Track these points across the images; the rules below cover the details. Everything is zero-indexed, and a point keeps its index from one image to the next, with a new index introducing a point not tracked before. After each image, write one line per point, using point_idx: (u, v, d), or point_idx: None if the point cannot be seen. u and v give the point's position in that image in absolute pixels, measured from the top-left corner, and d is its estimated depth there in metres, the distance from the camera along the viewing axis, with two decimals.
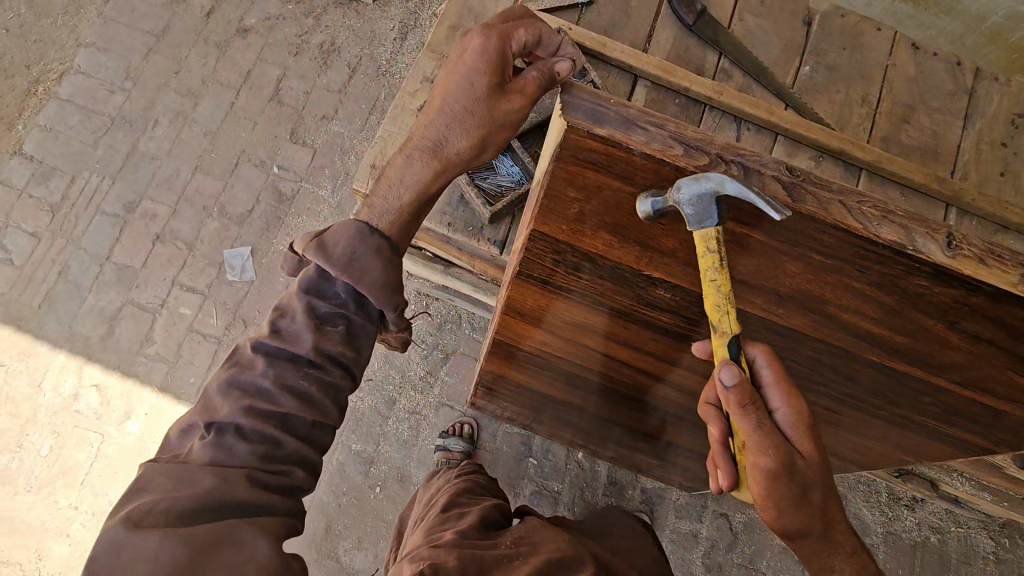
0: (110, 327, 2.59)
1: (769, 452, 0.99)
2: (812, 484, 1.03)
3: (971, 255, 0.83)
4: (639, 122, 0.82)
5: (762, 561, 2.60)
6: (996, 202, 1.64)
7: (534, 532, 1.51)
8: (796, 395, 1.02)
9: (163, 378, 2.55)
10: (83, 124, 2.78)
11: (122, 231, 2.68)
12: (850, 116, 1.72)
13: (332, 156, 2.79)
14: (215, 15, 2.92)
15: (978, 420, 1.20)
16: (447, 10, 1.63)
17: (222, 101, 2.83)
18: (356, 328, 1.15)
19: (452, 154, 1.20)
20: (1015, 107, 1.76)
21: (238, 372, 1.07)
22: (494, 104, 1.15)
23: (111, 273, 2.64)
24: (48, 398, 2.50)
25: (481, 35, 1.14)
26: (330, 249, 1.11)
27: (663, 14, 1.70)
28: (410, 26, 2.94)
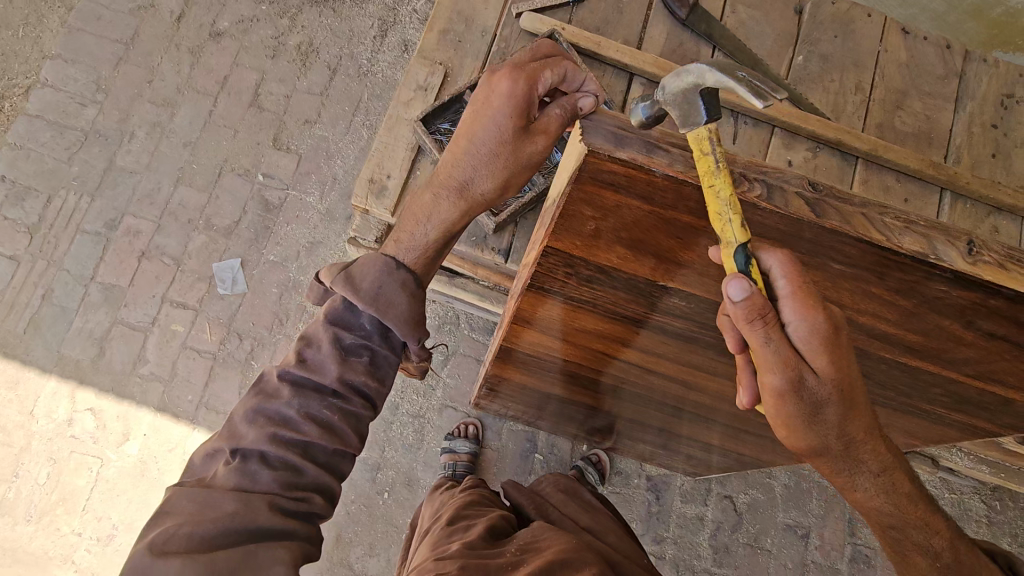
0: (100, 349, 2.52)
1: (777, 369, 0.87)
2: (824, 400, 0.91)
3: (990, 261, 0.85)
4: (661, 144, 0.82)
5: (767, 539, 2.62)
6: (989, 185, 1.66)
7: (540, 536, 1.43)
8: (817, 305, 0.83)
9: (159, 398, 2.49)
10: (56, 140, 2.69)
11: (106, 249, 2.61)
12: (844, 104, 1.72)
13: (318, 161, 2.72)
14: (185, 19, 2.82)
15: (988, 408, 1.22)
16: (437, 16, 1.62)
17: (200, 110, 2.75)
18: (380, 359, 1.13)
19: (477, 195, 1.20)
20: (1003, 88, 1.78)
21: (263, 402, 1.04)
22: (521, 147, 1.16)
23: (97, 293, 2.57)
24: (41, 425, 2.44)
25: (510, 77, 1.12)
26: (357, 282, 1.09)
27: (655, 8, 1.68)
28: (389, 23, 2.87)
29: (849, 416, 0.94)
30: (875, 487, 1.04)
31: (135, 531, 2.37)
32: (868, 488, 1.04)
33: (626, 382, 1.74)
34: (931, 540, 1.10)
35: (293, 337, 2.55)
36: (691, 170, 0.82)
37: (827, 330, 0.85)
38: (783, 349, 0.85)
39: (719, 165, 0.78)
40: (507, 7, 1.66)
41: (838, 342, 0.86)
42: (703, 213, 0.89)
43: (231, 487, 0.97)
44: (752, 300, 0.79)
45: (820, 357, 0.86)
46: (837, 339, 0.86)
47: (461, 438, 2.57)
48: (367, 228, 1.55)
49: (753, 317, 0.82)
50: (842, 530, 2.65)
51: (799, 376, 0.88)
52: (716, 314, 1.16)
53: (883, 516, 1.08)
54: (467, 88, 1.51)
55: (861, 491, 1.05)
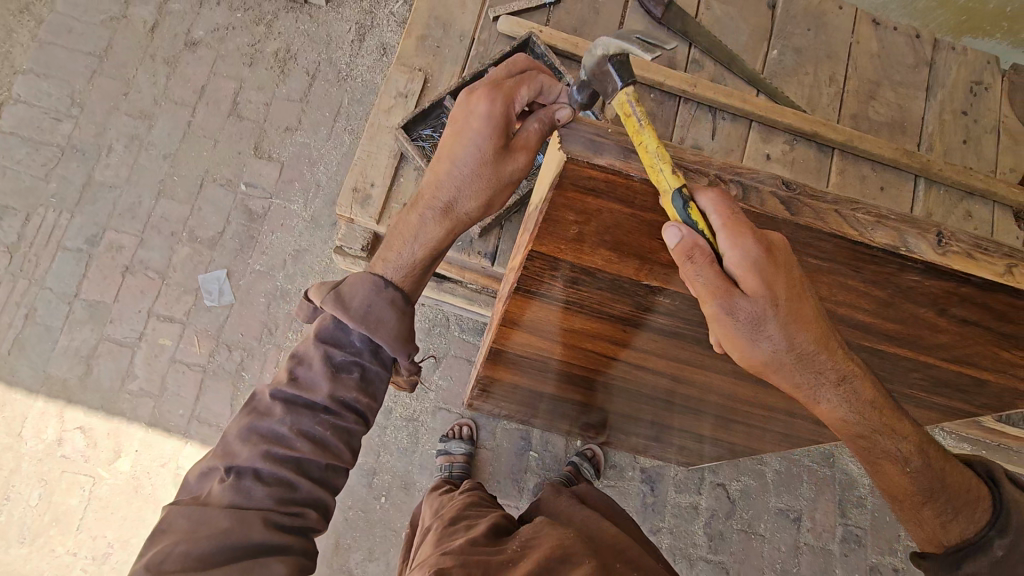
0: (87, 367, 2.50)
1: (712, 298, 0.88)
2: (766, 324, 0.89)
3: (958, 251, 0.87)
4: (638, 148, 0.83)
5: (761, 525, 2.66)
6: (961, 170, 1.70)
7: (540, 533, 1.43)
8: (742, 233, 0.82)
9: (150, 413, 2.47)
10: (32, 157, 2.65)
11: (88, 266, 2.58)
12: (819, 96, 1.75)
13: (300, 168, 2.71)
14: (159, 29, 2.79)
15: (966, 390, 1.25)
16: (414, 23, 1.62)
17: (178, 121, 2.72)
18: (372, 375, 1.13)
19: (461, 215, 1.21)
20: (971, 76, 1.82)
21: (256, 420, 1.05)
22: (502, 165, 1.17)
23: (82, 310, 2.54)
24: (30, 446, 2.41)
25: (487, 100, 1.16)
26: (347, 301, 1.11)
27: (630, 8, 1.70)
28: (367, 28, 2.86)
29: (798, 336, 0.91)
30: (838, 403, 1.00)
31: (131, 548, 2.35)
32: (832, 406, 1.00)
33: (615, 378, 1.76)
34: (898, 446, 1.05)
35: (283, 346, 2.54)
36: None
37: (759, 257, 0.83)
38: (713, 277, 0.86)
39: (642, 121, 0.84)
40: (484, 11, 1.67)
41: (773, 267, 0.84)
42: None
43: (225, 504, 0.98)
44: (681, 244, 0.84)
45: (754, 284, 0.85)
46: (776, 265, 0.84)
47: (455, 440, 2.58)
48: (353, 237, 1.55)
49: (688, 256, 0.86)
50: (833, 512, 2.70)
51: (736, 302, 0.88)
52: (700, 311, 1.18)
53: (850, 428, 1.03)
54: (447, 94, 1.52)
55: (825, 412, 1.02)
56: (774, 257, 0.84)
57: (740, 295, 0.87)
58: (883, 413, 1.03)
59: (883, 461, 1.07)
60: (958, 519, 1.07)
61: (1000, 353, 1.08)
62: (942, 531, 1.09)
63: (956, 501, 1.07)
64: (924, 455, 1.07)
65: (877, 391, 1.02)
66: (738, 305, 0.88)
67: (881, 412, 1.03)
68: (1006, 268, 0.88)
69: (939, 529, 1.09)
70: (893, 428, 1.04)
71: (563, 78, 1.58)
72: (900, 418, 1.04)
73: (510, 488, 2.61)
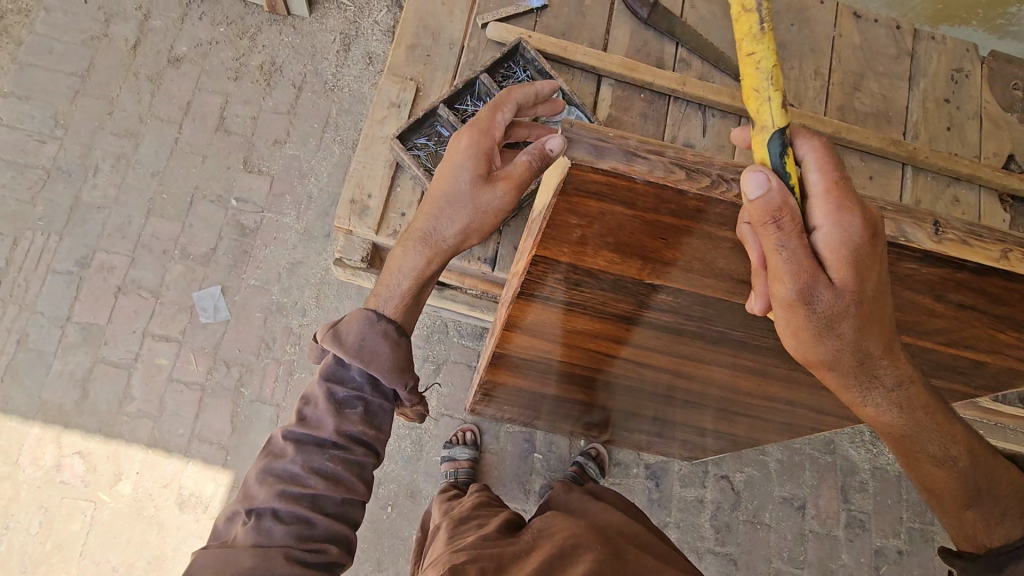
0: (83, 391, 2.46)
1: (792, 276, 0.86)
2: (840, 313, 0.90)
3: (955, 238, 0.88)
4: (639, 151, 0.83)
5: (766, 514, 2.69)
6: (946, 157, 1.74)
7: (552, 522, 1.43)
8: (847, 205, 0.82)
9: (150, 434, 2.44)
10: (16, 181, 2.61)
11: (80, 288, 2.55)
12: (806, 90, 1.78)
13: (291, 181, 2.70)
14: (142, 47, 2.76)
15: (964, 372, 1.27)
16: (403, 33, 1.63)
17: (165, 138, 2.70)
18: (374, 408, 1.14)
19: (443, 244, 1.22)
20: (952, 64, 1.86)
21: (271, 462, 1.08)
22: (480, 195, 1.19)
23: (75, 333, 2.51)
24: (28, 474, 2.38)
25: (468, 133, 1.20)
26: (342, 338, 1.12)
27: (617, 10, 1.72)
28: (352, 37, 2.85)
29: (870, 333, 0.95)
30: (890, 401, 1.05)
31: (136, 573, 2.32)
32: (880, 403, 1.05)
33: (618, 376, 1.77)
34: (943, 446, 1.10)
35: (282, 360, 2.53)
36: (670, 174, 0.83)
37: (857, 236, 0.83)
38: (799, 250, 0.84)
39: (763, 26, 0.75)
40: (472, 18, 1.68)
41: (867, 251, 0.84)
42: (684, 214, 0.91)
43: (249, 544, 0.99)
44: (770, 198, 0.79)
45: (841, 264, 0.85)
46: (869, 247, 0.84)
47: (460, 445, 2.58)
48: (353, 248, 1.55)
49: (772, 219, 0.81)
50: (836, 498, 2.74)
51: (814, 284, 0.88)
52: (702, 307, 1.20)
53: (896, 426, 1.08)
54: (440, 103, 1.53)
55: (877, 407, 1.06)
56: (875, 238, 0.84)
57: (821, 275, 0.87)
58: (936, 414, 1.08)
59: (924, 459, 1.12)
60: (1002, 520, 1.08)
61: (997, 334, 1.10)
62: (983, 531, 1.10)
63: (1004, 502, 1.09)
64: (973, 456, 1.11)
65: (929, 393, 1.07)
66: (817, 289, 0.88)
67: (933, 411, 1.08)
68: (1001, 252, 0.89)
69: (981, 528, 1.10)
70: (940, 423, 1.09)
71: (554, 82, 1.59)
72: (949, 416, 1.10)
73: (517, 489, 2.61)
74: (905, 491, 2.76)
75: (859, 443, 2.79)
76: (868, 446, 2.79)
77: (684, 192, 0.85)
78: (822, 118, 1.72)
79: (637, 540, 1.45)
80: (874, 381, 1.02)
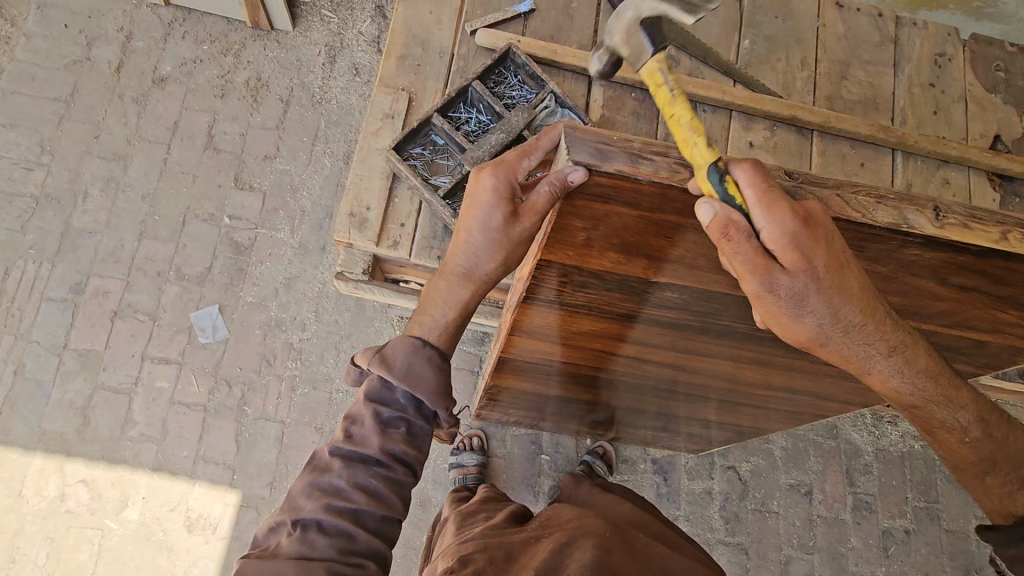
0: (84, 418, 2.44)
1: (755, 273, 0.87)
2: (810, 297, 0.90)
3: (955, 223, 0.90)
4: (644, 154, 0.84)
5: (774, 502, 2.71)
6: (934, 141, 1.76)
7: (557, 514, 1.40)
8: (778, 208, 0.84)
9: (154, 458, 2.42)
10: (5, 210, 2.59)
11: (75, 315, 2.52)
12: (794, 81, 1.80)
13: (283, 196, 2.69)
14: (125, 68, 2.74)
15: (967, 352, 1.29)
16: (392, 43, 1.63)
17: (153, 159, 2.68)
18: (417, 429, 1.16)
19: (484, 277, 1.20)
20: (935, 49, 1.88)
21: (318, 475, 1.08)
22: (516, 234, 1.09)
23: (73, 361, 2.49)
24: (32, 505, 2.35)
25: (493, 172, 1.09)
26: (390, 362, 1.15)
27: (603, 11, 1.73)
28: (337, 49, 2.85)
29: (850, 307, 0.92)
30: (896, 368, 1.02)
31: None
32: (887, 374, 1.02)
33: (623, 374, 1.78)
34: (954, 413, 1.09)
35: (284, 376, 2.52)
36: (675, 173, 0.84)
37: (798, 228, 0.84)
38: (751, 255, 0.86)
39: (673, 91, 0.86)
40: (460, 26, 1.68)
41: (810, 239, 0.85)
42: (688, 211, 0.92)
43: (294, 556, 0.99)
44: (723, 217, 0.84)
45: (792, 257, 0.85)
46: (813, 238, 0.85)
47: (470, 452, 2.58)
48: (354, 261, 1.55)
49: (724, 235, 0.85)
50: (842, 482, 2.76)
51: (776, 279, 0.88)
52: (707, 302, 1.21)
53: (907, 395, 1.06)
54: (434, 111, 1.54)
55: (882, 380, 1.04)
56: (812, 227, 0.85)
57: (781, 271, 0.88)
58: (940, 378, 1.06)
59: (939, 428, 1.12)
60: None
61: (997, 314, 1.12)
62: (1008, 499, 1.12)
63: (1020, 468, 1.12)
64: (983, 421, 1.11)
65: (930, 358, 1.04)
66: (782, 281, 0.89)
67: (939, 377, 1.06)
68: (1001, 234, 0.91)
69: (1003, 496, 1.13)
70: (947, 392, 1.08)
71: (545, 85, 1.61)
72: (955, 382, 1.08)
73: (525, 491, 2.61)
74: (910, 472, 2.79)
75: (861, 427, 2.81)
76: (870, 429, 2.82)
77: (690, 191, 0.86)
78: (811, 108, 1.74)
79: (648, 529, 1.46)
80: (871, 359, 1.00)
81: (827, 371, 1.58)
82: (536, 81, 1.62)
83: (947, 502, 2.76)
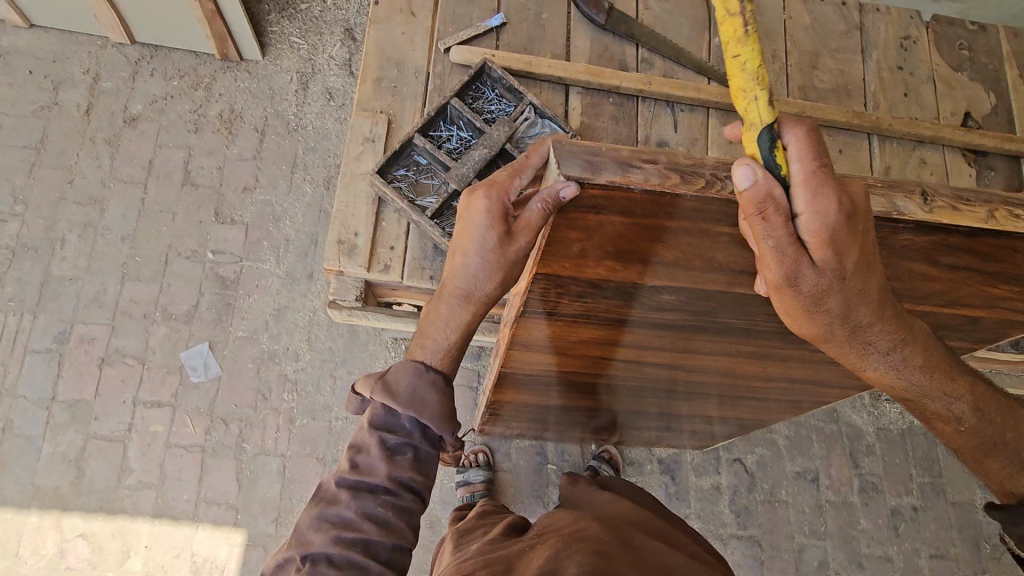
0: (78, 470, 2.37)
1: (781, 261, 0.85)
2: (829, 297, 0.90)
3: (944, 205, 0.90)
4: (634, 161, 0.84)
5: (782, 490, 2.71)
6: (907, 122, 1.79)
7: (553, 518, 1.37)
8: (827, 194, 0.79)
9: (154, 505, 2.36)
10: None
11: (61, 365, 2.46)
12: (767, 75, 1.82)
13: (266, 226, 2.66)
14: (95, 110, 2.70)
15: (961, 329, 1.31)
16: (366, 67, 1.63)
17: (130, 200, 2.64)
18: (423, 454, 1.14)
19: (483, 298, 1.18)
20: (900, 32, 1.92)
21: (326, 507, 1.06)
22: (513, 253, 1.07)
23: (62, 412, 2.42)
24: (30, 565, 2.27)
25: (486, 192, 1.07)
26: (394, 389, 1.13)
27: (574, 20, 1.75)
28: (309, 75, 2.84)
29: (858, 306, 0.94)
30: (889, 365, 1.05)
31: None
32: (880, 371, 1.06)
33: (624, 378, 1.78)
34: (952, 406, 1.12)
35: (281, 409, 2.48)
36: (667, 179, 0.84)
37: (838, 219, 0.81)
38: (785, 239, 0.82)
39: (747, 28, 0.70)
40: (433, 44, 1.68)
41: (847, 229, 0.83)
42: (682, 215, 0.91)
43: None
44: (760, 188, 0.77)
45: (823, 248, 0.83)
46: (850, 227, 0.83)
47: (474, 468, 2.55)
48: (346, 288, 1.53)
49: (759, 213, 0.80)
50: (847, 465, 2.78)
51: (800, 267, 0.86)
52: (704, 302, 1.21)
53: (902, 390, 1.10)
54: (415, 132, 1.53)
55: (879, 370, 1.07)
56: (855, 217, 0.83)
57: (806, 259, 0.85)
58: (936, 371, 1.08)
59: (935, 419, 1.15)
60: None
61: (988, 290, 1.13)
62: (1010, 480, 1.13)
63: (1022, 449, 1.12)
64: (984, 411, 1.13)
65: (931, 350, 1.07)
66: (804, 272, 0.86)
67: (936, 374, 1.09)
68: (988, 213, 0.92)
69: (1004, 477, 1.13)
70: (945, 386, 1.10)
71: (524, 97, 1.61)
72: (956, 375, 1.10)
73: (534, 504, 2.59)
74: (912, 448, 2.81)
75: (860, 408, 2.83)
76: (870, 409, 2.84)
77: (681, 196, 0.85)
78: (786, 100, 1.76)
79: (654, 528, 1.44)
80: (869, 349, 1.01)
81: (825, 359, 1.59)
82: (514, 94, 1.62)
83: (951, 476, 2.79)
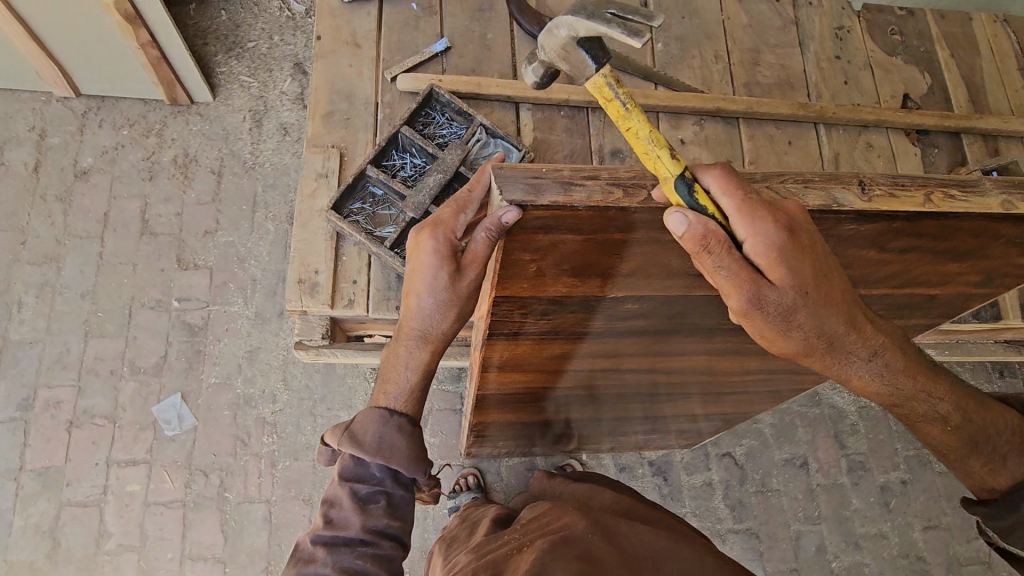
0: (53, 541, 2.28)
1: (739, 289, 0.87)
2: (797, 312, 0.90)
3: (882, 193, 0.93)
4: (575, 180, 0.84)
5: (773, 480, 2.73)
6: (850, 109, 1.84)
7: (540, 514, 1.28)
8: (762, 219, 0.84)
9: (137, 568, 2.28)
10: None
11: (28, 433, 2.37)
12: (711, 75, 1.86)
13: (231, 268, 2.61)
14: (43, 167, 2.64)
15: (921, 307, 1.33)
16: (315, 102, 1.62)
17: (87, 255, 2.57)
18: (398, 499, 1.13)
19: (442, 337, 1.15)
20: (834, 23, 1.99)
21: (303, 568, 1.04)
22: (467, 287, 1.07)
23: (32, 482, 2.33)
24: None
25: (430, 232, 1.06)
26: (360, 438, 1.11)
27: (518, 38, 1.76)
28: (262, 111, 2.81)
29: (829, 316, 0.93)
30: (873, 370, 1.03)
31: None
32: (865, 377, 1.04)
33: (602, 387, 1.77)
34: (936, 407, 1.10)
35: (262, 453, 2.42)
36: (609, 194, 0.85)
37: (780, 234, 0.84)
38: (734, 267, 0.85)
39: (627, 106, 0.81)
40: (379, 73, 1.68)
41: (793, 247, 0.85)
42: (630, 228, 0.92)
43: None
44: (697, 227, 0.82)
45: (779, 270, 0.86)
46: (796, 243, 0.85)
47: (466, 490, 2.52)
48: (311, 328, 1.51)
49: (705, 247, 0.84)
50: (834, 447, 2.81)
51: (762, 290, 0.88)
52: (668, 307, 1.22)
53: (887, 396, 1.08)
54: (367, 164, 1.52)
55: (863, 379, 1.04)
56: (796, 234, 0.86)
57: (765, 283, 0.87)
58: (918, 376, 1.07)
59: (921, 422, 1.13)
60: (1006, 462, 1.11)
61: (939, 268, 1.16)
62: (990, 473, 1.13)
63: (1001, 447, 1.11)
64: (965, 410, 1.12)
65: (908, 355, 1.06)
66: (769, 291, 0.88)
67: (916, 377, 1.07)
68: (925, 197, 0.94)
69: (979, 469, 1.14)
70: (927, 388, 1.09)
71: (474, 118, 1.61)
72: (935, 377, 1.09)
73: None
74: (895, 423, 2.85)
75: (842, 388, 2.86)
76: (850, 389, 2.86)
77: (626, 209, 0.87)
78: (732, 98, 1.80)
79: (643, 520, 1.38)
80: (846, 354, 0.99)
81: None
82: (464, 116, 1.62)
83: None
